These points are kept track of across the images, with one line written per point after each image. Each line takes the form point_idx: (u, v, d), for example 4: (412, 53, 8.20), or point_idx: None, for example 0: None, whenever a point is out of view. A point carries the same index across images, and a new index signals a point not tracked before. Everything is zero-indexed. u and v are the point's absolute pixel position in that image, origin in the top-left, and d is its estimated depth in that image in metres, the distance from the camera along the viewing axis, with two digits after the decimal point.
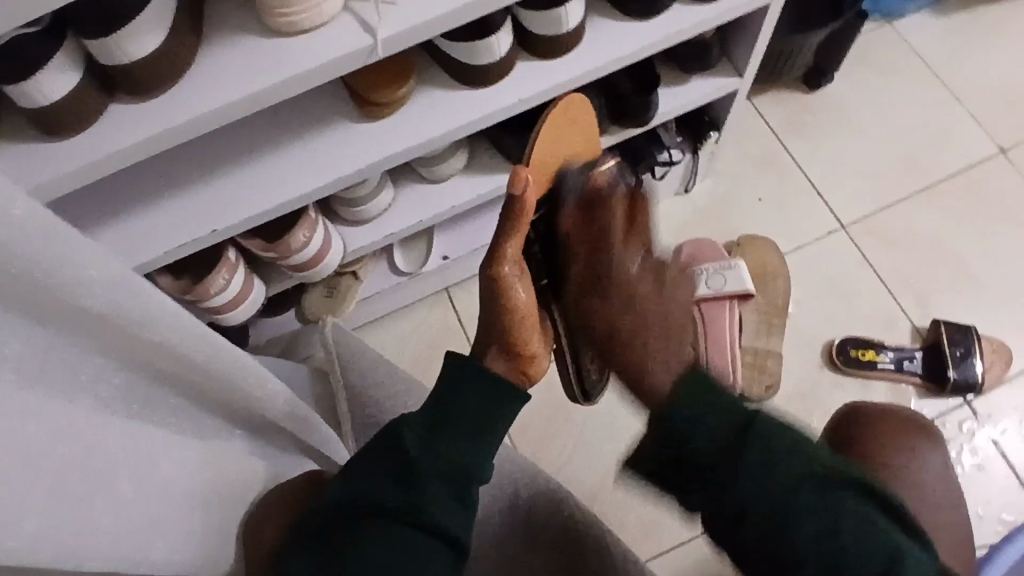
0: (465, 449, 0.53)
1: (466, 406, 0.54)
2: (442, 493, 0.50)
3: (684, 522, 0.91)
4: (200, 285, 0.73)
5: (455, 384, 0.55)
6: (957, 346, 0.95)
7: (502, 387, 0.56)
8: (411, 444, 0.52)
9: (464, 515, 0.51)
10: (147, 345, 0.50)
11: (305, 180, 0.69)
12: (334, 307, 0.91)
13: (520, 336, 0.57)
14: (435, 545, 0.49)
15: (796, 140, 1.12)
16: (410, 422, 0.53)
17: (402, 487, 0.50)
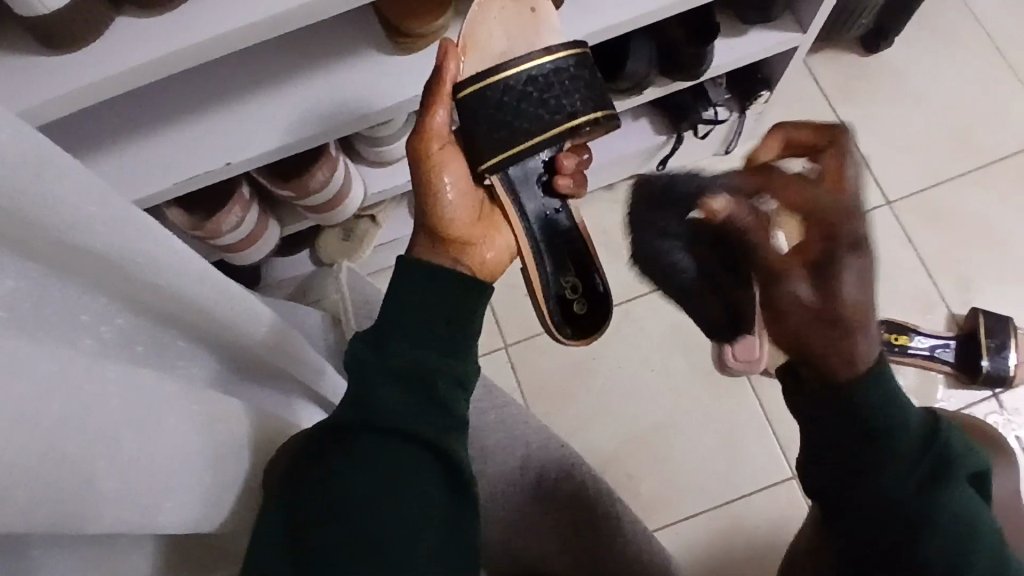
0: (429, 356, 0.49)
1: (418, 315, 0.50)
2: (401, 402, 0.47)
3: (694, 495, 0.89)
4: (212, 222, 0.68)
5: (412, 277, 0.51)
6: (993, 337, 0.91)
7: (453, 284, 0.51)
8: (363, 358, 0.49)
9: (434, 419, 0.48)
10: (153, 289, 0.46)
11: (324, 114, 0.63)
12: (350, 251, 0.87)
13: (442, 217, 0.55)
14: (403, 451, 0.47)
15: (847, 106, 1.05)
16: (353, 359, 0.49)
17: (359, 399, 0.48)
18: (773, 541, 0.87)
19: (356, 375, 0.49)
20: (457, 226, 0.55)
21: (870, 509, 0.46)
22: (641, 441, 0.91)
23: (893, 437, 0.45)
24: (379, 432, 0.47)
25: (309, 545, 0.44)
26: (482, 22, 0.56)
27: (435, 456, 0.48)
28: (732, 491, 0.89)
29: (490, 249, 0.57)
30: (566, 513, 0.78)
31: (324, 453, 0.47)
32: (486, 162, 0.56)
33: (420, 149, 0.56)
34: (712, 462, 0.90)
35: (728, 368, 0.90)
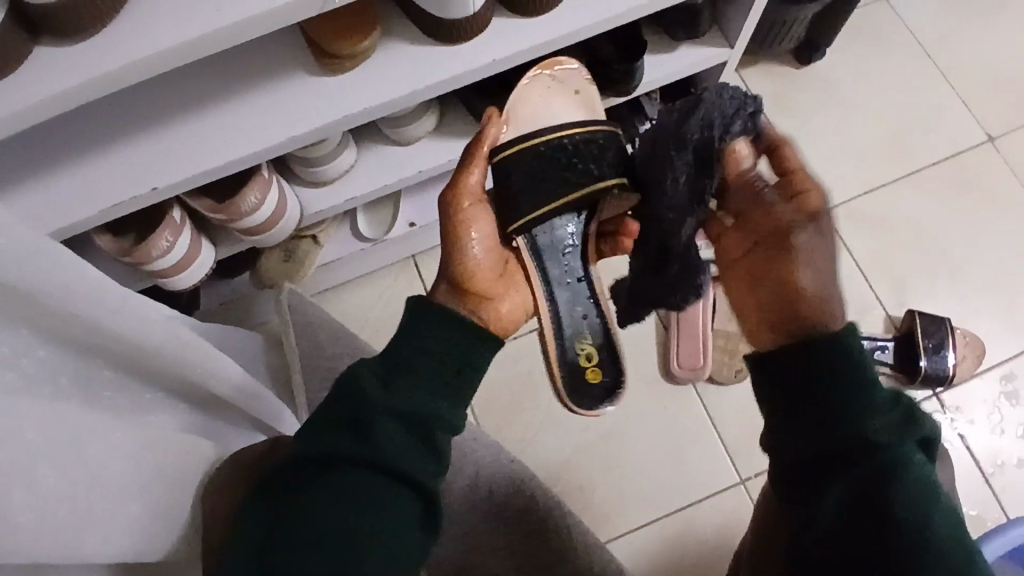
0: (427, 396, 0.50)
1: (432, 339, 0.52)
2: (396, 437, 0.48)
3: (646, 504, 0.90)
4: (140, 248, 0.67)
5: (423, 321, 0.52)
6: (929, 338, 0.94)
7: (472, 334, 0.52)
8: (367, 390, 0.49)
9: (425, 458, 0.49)
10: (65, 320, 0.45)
11: (253, 137, 0.63)
12: (292, 272, 0.86)
13: (469, 271, 0.56)
14: (390, 484, 0.47)
15: (784, 117, 1.08)
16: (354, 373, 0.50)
17: (356, 431, 0.48)
18: (722, 547, 0.88)
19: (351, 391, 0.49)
20: (481, 281, 0.57)
21: (850, 467, 0.47)
22: (591, 453, 0.92)
23: (876, 397, 0.47)
24: (369, 465, 0.47)
25: (280, 565, 0.43)
26: (529, 100, 0.63)
27: (418, 493, 0.48)
28: (683, 499, 0.89)
29: (507, 306, 0.59)
30: (518, 530, 0.78)
31: (300, 481, 0.46)
32: (518, 220, 0.61)
33: (453, 206, 0.57)
34: (662, 471, 0.91)
35: (675, 376, 0.92)
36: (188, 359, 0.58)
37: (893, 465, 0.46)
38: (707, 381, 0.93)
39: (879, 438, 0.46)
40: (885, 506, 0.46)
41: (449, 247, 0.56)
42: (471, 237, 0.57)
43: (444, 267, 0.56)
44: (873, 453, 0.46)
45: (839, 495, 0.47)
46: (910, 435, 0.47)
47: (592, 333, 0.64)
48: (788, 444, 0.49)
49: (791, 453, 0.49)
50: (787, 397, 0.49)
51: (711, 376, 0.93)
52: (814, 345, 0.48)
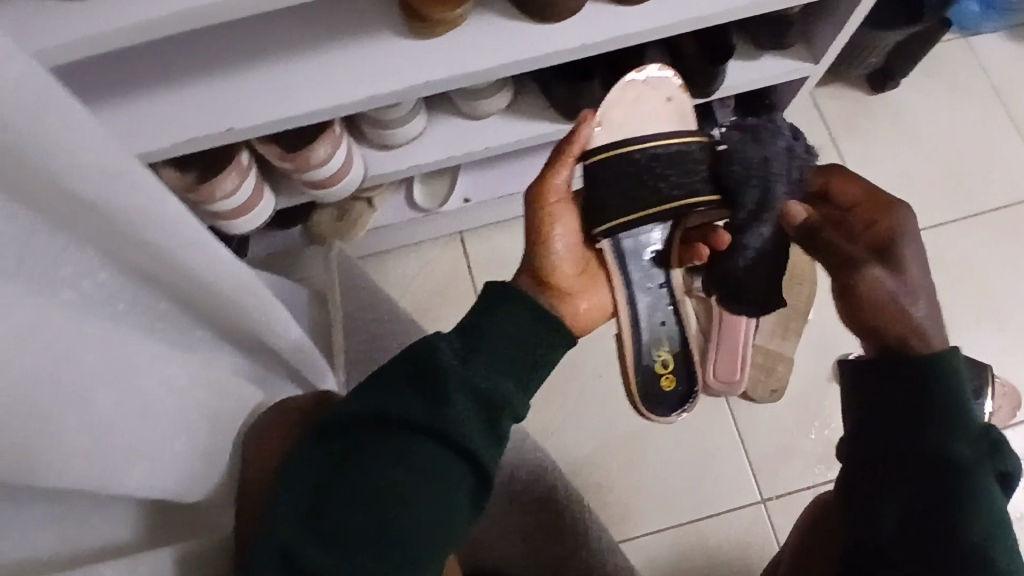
0: (500, 375, 0.48)
1: (507, 327, 0.50)
2: (467, 415, 0.46)
3: (662, 511, 0.89)
4: (206, 187, 0.67)
5: (507, 304, 0.51)
6: (968, 383, 0.92)
7: (544, 327, 0.51)
8: (440, 357, 0.47)
9: (487, 436, 0.47)
10: (144, 249, 0.45)
11: (332, 90, 0.63)
12: (342, 232, 0.86)
13: (552, 269, 0.55)
14: (447, 456, 0.46)
15: (849, 142, 1.06)
16: (432, 341, 0.48)
17: (425, 397, 0.46)
18: (734, 563, 0.87)
19: (427, 358, 0.47)
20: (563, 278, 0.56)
21: (921, 484, 0.46)
22: (614, 452, 0.91)
23: (961, 418, 0.46)
24: (433, 434, 0.46)
25: (333, 512, 0.43)
26: (626, 100, 0.60)
27: (472, 468, 0.47)
28: (700, 510, 0.89)
29: (587, 306, 0.58)
30: (535, 514, 0.81)
31: (364, 433, 0.46)
32: (602, 224, 0.58)
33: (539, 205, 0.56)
34: (683, 479, 0.90)
35: (709, 388, 0.91)
36: (246, 303, 0.58)
37: (967, 487, 0.45)
38: (739, 397, 0.92)
39: (958, 459, 0.45)
40: (952, 527, 0.45)
41: (533, 244, 0.56)
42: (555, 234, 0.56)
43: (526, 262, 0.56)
44: (948, 473, 0.45)
45: (906, 511, 0.46)
46: (989, 463, 0.46)
47: (670, 341, 0.70)
48: (867, 440, 0.49)
49: (863, 463, 0.49)
50: (873, 412, 0.49)
51: (744, 391, 0.92)
52: (904, 358, 0.47)
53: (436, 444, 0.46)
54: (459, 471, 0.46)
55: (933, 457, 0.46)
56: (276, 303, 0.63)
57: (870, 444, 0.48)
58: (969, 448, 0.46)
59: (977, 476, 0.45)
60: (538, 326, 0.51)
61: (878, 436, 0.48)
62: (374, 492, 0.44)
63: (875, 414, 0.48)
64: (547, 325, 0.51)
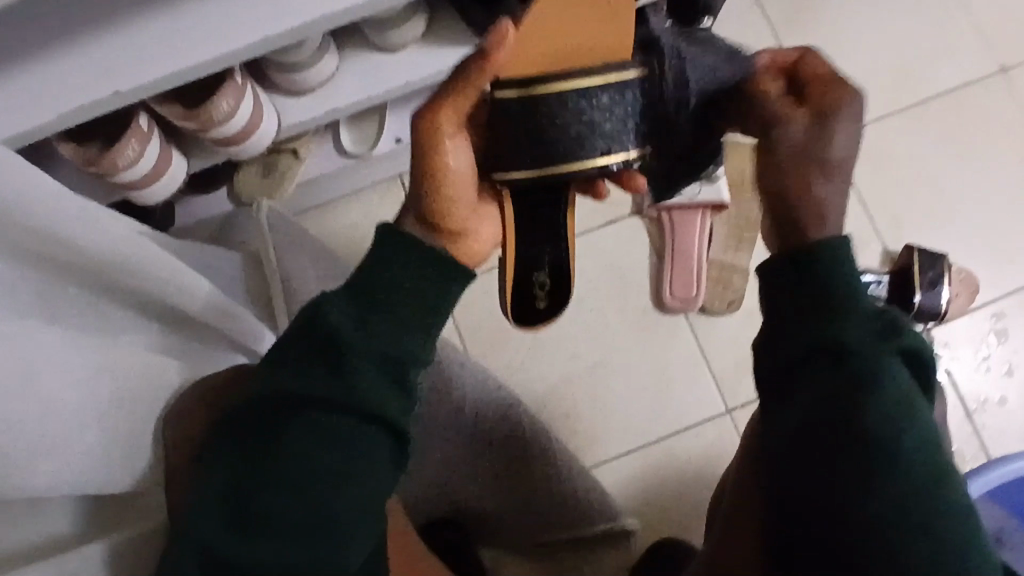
0: (401, 335, 0.44)
1: (401, 283, 0.44)
2: (368, 379, 0.43)
3: (630, 432, 0.90)
4: (107, 157, 0.62)
5: (400, 256, 0.44)
6: (927, 271, 0.92)
7: (448, 281, 0.45)
8: (341, 332, 0.43)
9: (401, 400, 0.44)
10: (21, 233, 0.41)
11: (221, 38, 0.57)
12: (270, 189, 0.82)
13: (444, 207, 0.47)
14: (363, 429, 0.43)
15: (795, 38, 1.02)
16: (323, 306, 0.44)
17: (330, 377, 0.43)
18: (705, 475, 0.89)
19: (320, 327, 0.43)
20: (457, 214, 0.48)
21: (821, 399, 0.44)
22: (579, 381, 0.91)
23: (851, 309, 0.44)
24: (347, 412, 0.43)
25: (257, 509, 0.42)
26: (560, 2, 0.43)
27: (393, 434, 0.45)
28: (668, 427, 0.90)
29: (483, 240, 0.50)
30: (501, 452, 0.81)
31: (278, 419, 0.43)
32: (506, 171, 0.48)
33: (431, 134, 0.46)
34: (649, 400, 0.91)
35: (666, 305, 0.91)
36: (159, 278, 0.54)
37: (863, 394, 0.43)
38: (698, 312, 0.92)
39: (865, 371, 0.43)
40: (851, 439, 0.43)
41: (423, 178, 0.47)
42: (451, 169, 0.47)
43: (414, 196, 0.47)
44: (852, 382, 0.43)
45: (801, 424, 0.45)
46: (893, 348, 0.44)
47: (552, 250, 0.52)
48: (778, 345, 0.46)
49: (776, 373, 0.46)
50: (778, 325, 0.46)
51: (702, 306, 0.91)
52: (795, 258, 0.45)
53: (334, 413, 0.43)
54: (368, 436, 0.44)
55: (840, 353, 0.43)
56: (184, 269, 0.57)
57: (783, 353, 0.45)
58: (872, 336, 0.44)
59: (884, 368, 0.43)
60: (436, 276, 0.45)
61: (789, 340, 0.45)
62: (280, 474, 0.43)
63: (785, 309, 0.45)
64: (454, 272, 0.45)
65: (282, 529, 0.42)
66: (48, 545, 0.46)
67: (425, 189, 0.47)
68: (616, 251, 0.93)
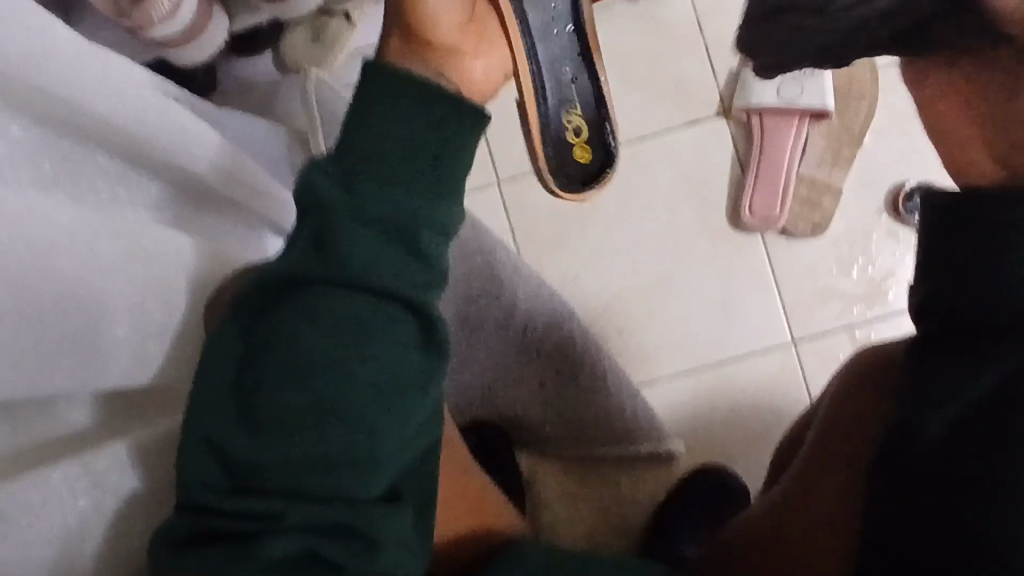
0: (400, 194, 0.40)
1: (390, 137, 0.40)
2: (366, 245, 0.39)
3: (685, 356, 0.85)
4: (143, 8, 0.54)
5: (384, 97, 0.40)
6: None
7: (448, 117, 0.40)
8: (325, 195, 0.39)
9: (409, 265, 0.40)
10: (26, 87, 0.36)
11: None
12: (320, 59, 0.74)
13: (425, 20, 0.44)
14: (368, 305, 0.39)
15: None
16: (309, 178, 0.40)
17: (320, 248, 0.39)
18: (761, 406, 0.84)
19: (310, 201, 0.40)
20: (440, 29, 0.44)
21: (940, 402, 0.38)
22: (637, 296, 0.85)
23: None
24: (345, 283, 0.39)
25: (264, 400, 0.39)
26: None
27: (409, 309, 0.40)
28: (726, 354, 0.84)
29: (484, 60, 0.48)
30: (551, 363, 0.77)
31: (267, 302, 0.41)
32: None
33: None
34: (709, 323, 0.85)
35: (742, 222, 0.83)
36: (182, 149, 0.48)
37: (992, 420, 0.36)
38: (777, 235, 0.84)
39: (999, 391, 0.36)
40: (947, 462, 0.37)
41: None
42: None
43: (391, 17, 0.44)
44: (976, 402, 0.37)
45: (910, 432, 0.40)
46: None
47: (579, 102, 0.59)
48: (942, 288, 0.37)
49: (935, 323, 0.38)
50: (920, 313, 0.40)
51: (783, 228, 0.83)
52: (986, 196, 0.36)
53: (339, 285, 0.39)
54: (382, 312, 0.39)
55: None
56: (194, 120, 0.49)
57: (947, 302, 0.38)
58: None
59: None
60: (417, 116, 0.40)
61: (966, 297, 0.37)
62: (283, 363, 0.39)
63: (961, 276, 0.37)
64: (450, 112, 0.40)
65: (298, 424, 0.38)
66: (82, 441, 0.42)
67: (405, 0, 0.43)
68: (692, 158, 0.84)
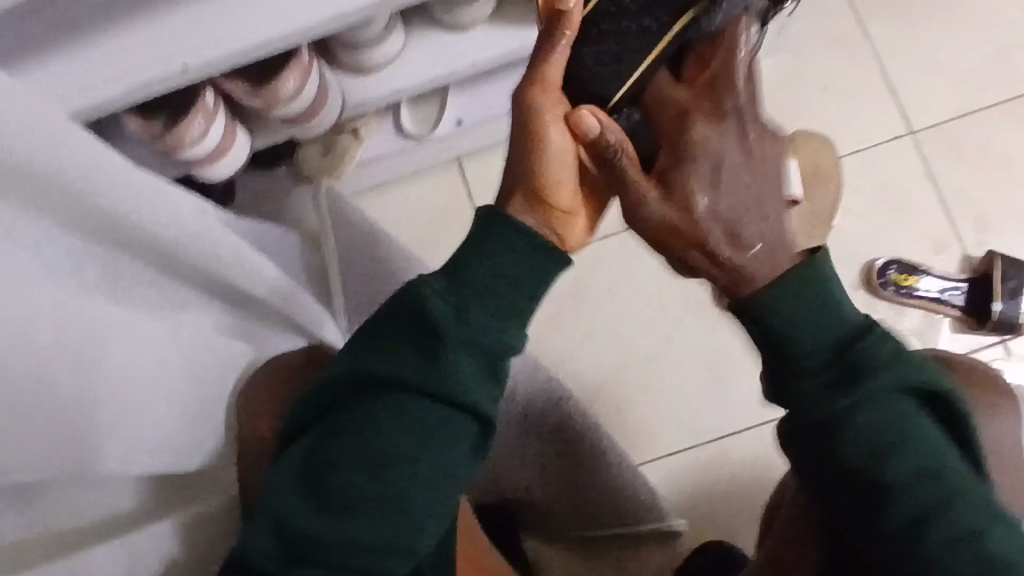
0: (499, 323, 0.44)
1: (501, 269, 0.43)
2: (465, 368, 0.43)
3: (682, 431, 0.88)
4: (173, 134, 0.62)
5: (499, 232, 0.44)
6: (1009, 281, 0.86)
7: (548, 260, 0.44)
8: (440, 313, 0.43)
9: (488, 385, 0.44)
10: (91, 210, 0.42)
11: (284, 14, 0.55)
12: (330, 168, 0.81)
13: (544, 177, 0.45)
14: (447, 413, 0.43)
15: (879, 22, 0.94)
16: (424, 290, 0.43)
17: (419, 356, 0.43)
18: (759, 478, 0.86)
19: (418, 312, 0.43)
20: (558, 187, 0.46)
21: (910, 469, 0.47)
22: (631, 375, 0.89)
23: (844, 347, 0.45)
24: (432, 394, 0.43)
25: (336, 485, 0.42)
26: None
27: (478, 422, 0.44)
28: (721, 429, 0.87)
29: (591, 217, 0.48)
30: (552, 445, 0.79)
31: (356, 394, 0.44)
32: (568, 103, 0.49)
33: (535, 103, 0.44)
34: (703, 398, 0.88)
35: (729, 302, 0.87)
36: (220, 263, 0.53)
37: (906, 485, 0.44)
38: None
39: (904, 454, 0.44)
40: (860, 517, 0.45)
41: (527, 152, 0.45)
42: (551, 140, 0.45)
43: (519, 175, 0.46)
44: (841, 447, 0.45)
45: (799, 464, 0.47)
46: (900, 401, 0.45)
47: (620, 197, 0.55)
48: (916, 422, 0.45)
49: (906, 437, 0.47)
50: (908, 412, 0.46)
51: None
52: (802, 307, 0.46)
53: (426, 395, 0.43)
54: (457, 425, 0.43)
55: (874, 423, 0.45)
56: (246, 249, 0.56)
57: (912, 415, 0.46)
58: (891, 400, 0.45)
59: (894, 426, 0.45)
60: (524, 254, 0.44)
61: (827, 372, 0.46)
62: (368, 456, 0.42)
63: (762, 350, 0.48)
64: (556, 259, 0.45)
65: (358, 509, 0.41)
66: (107, 527, 0.48)
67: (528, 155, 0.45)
68: None
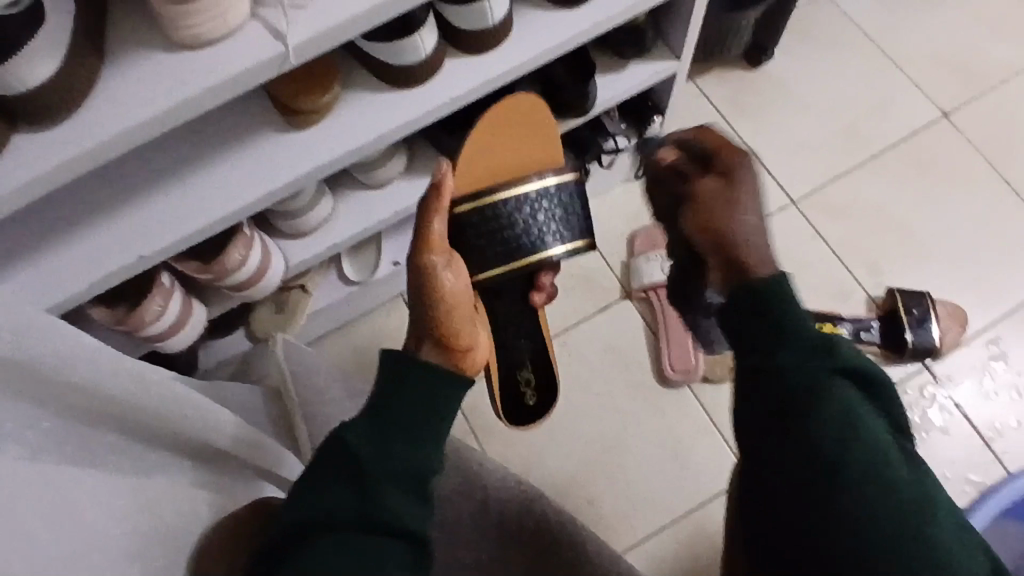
0: (414, 450, 0.49)
1: (414, 404, 0.50)
2: (395, 491, 0.47)
3: (656, 511, 0.91)
4: (135, 315, 0.69)
5: (405, 374, 0.50)
6: (913, 309, 0.95)
7: (448, 389, 0.51)
8: (357, 451, 0.48)
9: (419, 510, 0.48)
10: (83, 389, 0.45)
11: (233, 195, 0.65)
12: (284, 324, 0.89)
13: (448, 323, 0.54)
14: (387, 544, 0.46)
15: (741, 118, 1.09)
16: (343, 438, 0.48)
17: (358, 492, 0.47)
18: None
19: (342, 457, 0.48)
20: (463, 332, 0.54)
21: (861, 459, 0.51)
22: (597, 466, 0.93)
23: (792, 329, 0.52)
24: (370, 528, 0.46)
25: None
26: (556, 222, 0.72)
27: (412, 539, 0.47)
28: (691, 501, 0.91)
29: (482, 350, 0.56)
30: (530, 550, 0.73)
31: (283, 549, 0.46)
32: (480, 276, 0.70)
33: (424, 258, 0.56)
34: (670, 473, 0.92)
35: (670, 379, 0.95)
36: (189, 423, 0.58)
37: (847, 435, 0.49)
38: (701, 382, 0.95)
39: (855, 432, 0.49)
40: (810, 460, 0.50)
41: (427, 301, 0.55)
42: (447, 285, 0.55)
43: (425, 321, 0.54)
44: (794, 412, 0.51)
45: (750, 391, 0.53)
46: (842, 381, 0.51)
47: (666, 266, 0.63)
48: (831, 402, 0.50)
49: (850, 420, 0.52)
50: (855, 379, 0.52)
51: (704, 375, 0.95)
52: None
53: (359, 526, 0.46)
54: (398, 542, 0.47)
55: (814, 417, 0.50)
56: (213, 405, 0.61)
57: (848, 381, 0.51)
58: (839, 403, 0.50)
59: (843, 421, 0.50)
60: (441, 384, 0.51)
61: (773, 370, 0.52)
62: None
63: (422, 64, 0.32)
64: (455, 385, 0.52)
65: None
66: None
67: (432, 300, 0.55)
68: (611, 334, 0.98)
